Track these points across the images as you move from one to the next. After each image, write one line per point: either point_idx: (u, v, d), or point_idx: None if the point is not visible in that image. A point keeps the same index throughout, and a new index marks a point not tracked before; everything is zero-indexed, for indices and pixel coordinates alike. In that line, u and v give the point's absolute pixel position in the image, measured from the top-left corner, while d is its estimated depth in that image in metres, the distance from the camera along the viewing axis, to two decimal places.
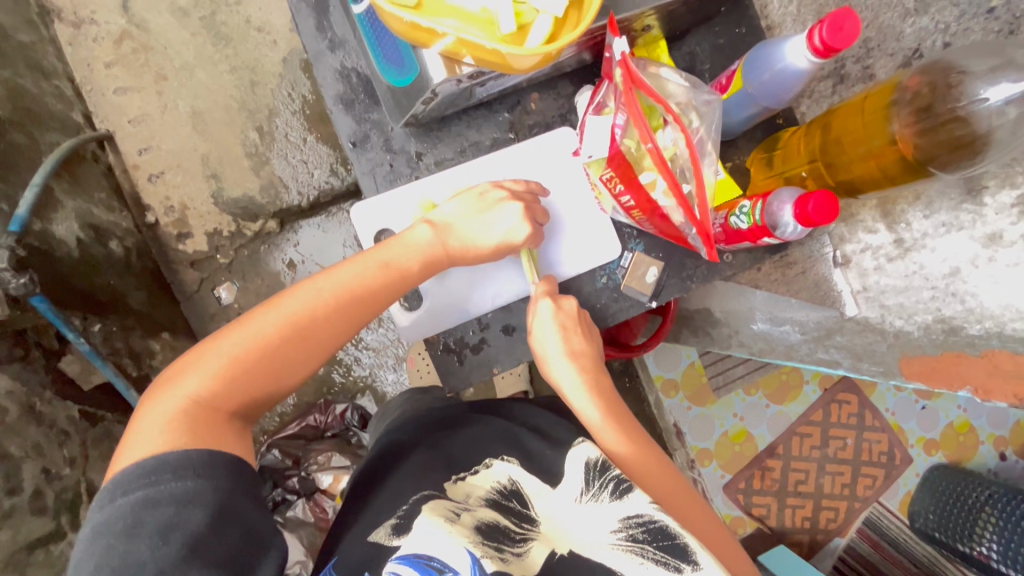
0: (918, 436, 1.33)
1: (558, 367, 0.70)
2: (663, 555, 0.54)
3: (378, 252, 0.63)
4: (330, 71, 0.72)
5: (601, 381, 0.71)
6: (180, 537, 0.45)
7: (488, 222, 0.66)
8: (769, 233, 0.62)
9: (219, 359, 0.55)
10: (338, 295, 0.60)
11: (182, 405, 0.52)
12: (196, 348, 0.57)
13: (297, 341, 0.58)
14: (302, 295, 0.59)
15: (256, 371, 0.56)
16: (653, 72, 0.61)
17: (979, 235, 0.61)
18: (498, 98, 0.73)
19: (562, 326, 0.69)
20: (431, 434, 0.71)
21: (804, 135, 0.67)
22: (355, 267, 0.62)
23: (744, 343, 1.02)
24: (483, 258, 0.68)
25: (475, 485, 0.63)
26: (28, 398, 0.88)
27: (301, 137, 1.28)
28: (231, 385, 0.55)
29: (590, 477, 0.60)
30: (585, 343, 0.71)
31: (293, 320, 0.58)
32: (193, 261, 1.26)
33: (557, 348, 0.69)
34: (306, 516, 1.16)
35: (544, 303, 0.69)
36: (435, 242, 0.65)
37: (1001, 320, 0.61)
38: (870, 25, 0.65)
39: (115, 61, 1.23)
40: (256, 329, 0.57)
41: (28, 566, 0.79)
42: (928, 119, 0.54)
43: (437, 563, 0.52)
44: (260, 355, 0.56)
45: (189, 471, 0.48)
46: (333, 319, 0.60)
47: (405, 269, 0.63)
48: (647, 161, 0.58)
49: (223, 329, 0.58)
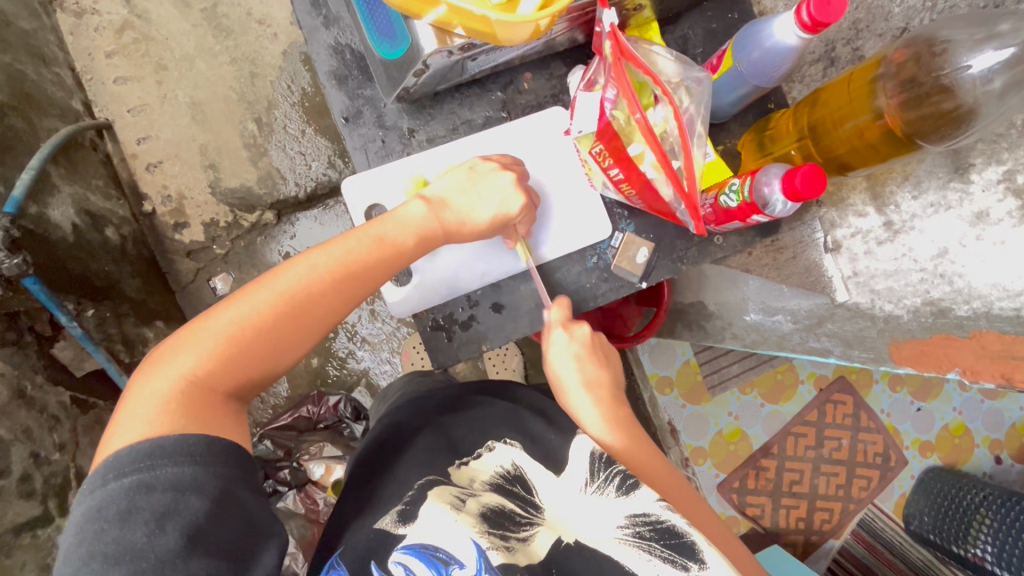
0: (914, 438, 1.32)
1: (576, 397, 0.69)
2: (671, 553, 0.53)
3: (374, 230, 0.62)
4: (323, 48, 0.72)
5: (624, 413, 0.69)
6: (176, 526, 0.45)
7: (482, 194, 0.66)
8: (758, 211, 0.63)
9: (213, 338, 0.54)
10: (333, 272, 0.59)
11: (176, 386, 0.51)
12: (188, 326, 0.56)
13: (294, 319, 0.57)
14: (295, 271, 0.58)
15: (251, 351, 0.55)
16: (645, 48, 0.62)
17: (966, 214, 0.62)
18: (491, 77, 0.73)
19: (577, 353, 0.70)
20: (433, 418, 0.71)
21: (793, 115, 0.68)
22: (349, 242, 0.61)
23: (738, 336, 1.00)
24: (477, 233, 0.67)
25: (480, 470, 0.62)
26: (19, 381, 0.87)
27: (300, 129, 1.28)
28: (227, 364, 0.54)
29: (596, 468, 0.59)
30: (603, 373, 0.71)
31: (287, 297, 0.57)
32: (189, 251, 1.26)
33: (574, 374, 0.70)
34: (297, 507, 1.15)
35: (559, 333, 0.71)
36: (430, 218, 0.64)
37: (988, 300, 0.62)
38: (859, 6, 0.66)
39: (115, 51, 1.24)
40: (250, 307, 0.56)
41: (15, 549, 0.78)
42: (913, 89, 0.55)
43: (443, 554, 0.53)
44: (254, 334, 0.55)
45: (187, 458, 0.47)
46: (328, 297, 0.59)
47: (399, 244, 0.63)
48: (636, 134, 0.58)
49: (215, 308, 0.57)
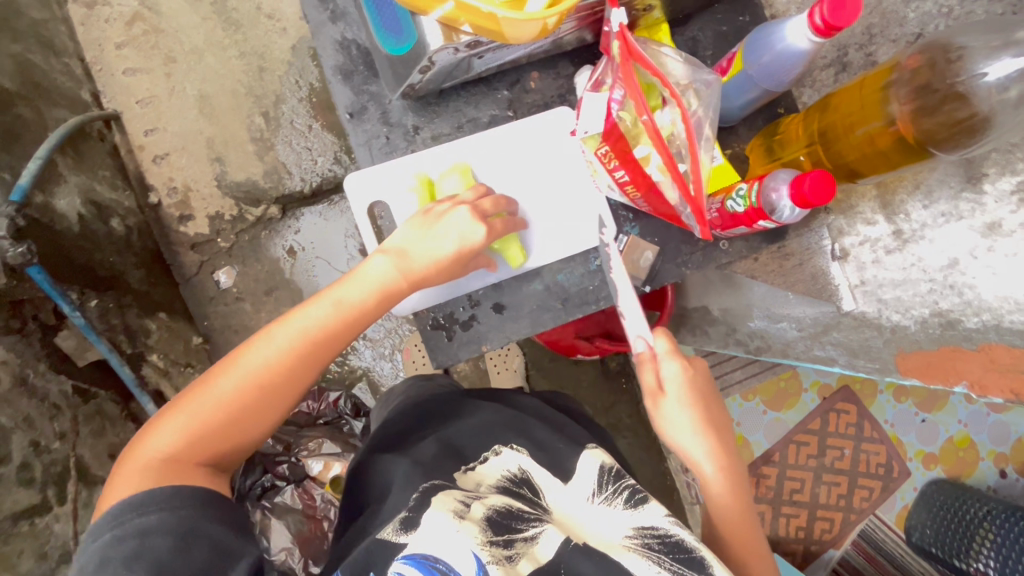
0: (917, 449, 1.31)
1: (684, 441, 0.64)
2: (680, 567, 0.52)
3: (339, 292, 0.60)
4: (330, 42, 0.72)
5: (730, 451, 0.66)
6: (143, 565, 0.46)
7: (438, 232, 0.63)
8: (765, 216, 0.62)
9: (187, 417, 0.54)
10: (295, 343, 0.57)
11: (148, 468, 0.51)
12: (166, 406, 0.56)
13: (264, 390, 0.56)
14: (257, 348, 0.57)
15: (222, 424, 0.55)
16: (653, 50, 0.61)
17: (978, 224, 0.61)
18: (498, 75, 0.73)
19: (686, 392, 0.64)
20: (432, 425, 0.71)
21: (802, 119, 0.68)
22: (310, 310, 0.59)
23: (740, 343, 0.96)
24: (442, 273, 0.64)
25: (486, 475, 0.62)
26: (21, 369, 0.88)
27: (307, 124, 1.28)
28: (202, 437, 0.54)
29: (604, 481, 0.61)
30: (711, 409, 0.66)
31: (251, 375, 0.56)
32: (193, 244, 1.26)
33: (683, 417, 0.64)
34: (294, 502, 1.14)
35: (671, 365, 0.64)
36: (391, 273, 0.61)
37: (998, 312, 0.62)
38: (873, 11, 0.65)
39: (125, 42, 1.24)
40: (215, 389, 0.55)
41: (13, 537, 0.78)
42: (928, 97, 0.54)
43: (442, 565, 0.51)
44: (221, 413, 0.55)
45: (153, 506, 0.48)
46: (292, 368, 0.57)
47: (362, 307, 0.60)
48: (643, 136, 0.58)
49: (187, 391, 0.57)
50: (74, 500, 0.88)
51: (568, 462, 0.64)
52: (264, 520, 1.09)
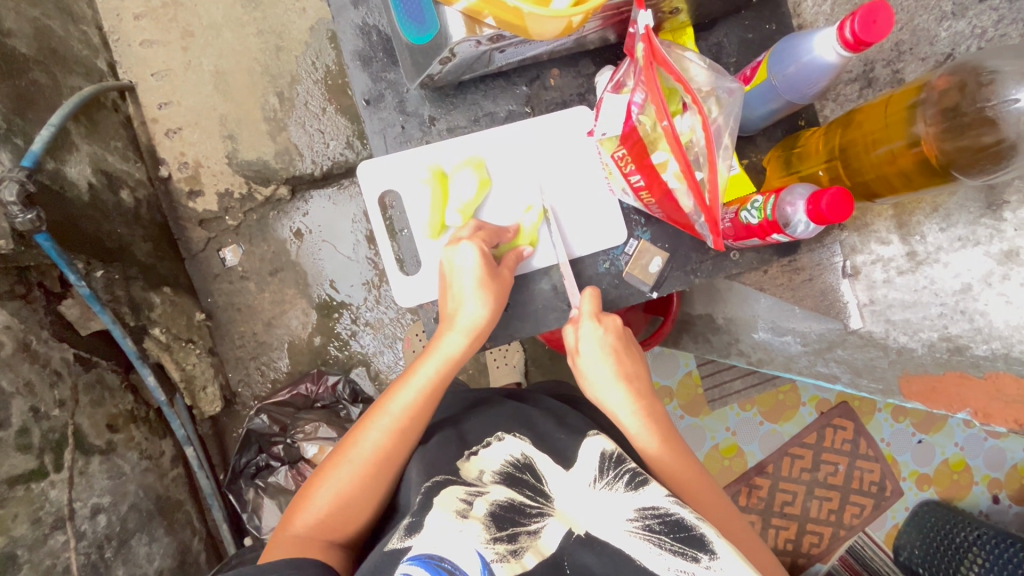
0: (912, 470, 1.30)
1: (610, 395, 0.67)
2: (680, 546, 0.51)
3: (416, 375, 0.65)
4: (351, 27, 0.71)
5: (654, 404, 0.68)
6: None
7: (462, 273, 0.65)
8: (779, 229, 0.61)
9: (316, 504, 0.60)
10: (397, 424, 0.63)
11: (285, 544, 0.58)
12: (300, 493, 0.63)
13: (375, 470, 0.62)
14: (370, 435, 0.62)
15: (343, 503, 0.60)
16: (677, 53, 0.60)
17: (995, 252, 0.59)
18: (518, 70, 0.72)
19: (608, 348, 0.67)
20: (450, 419, 0.72)
21: (824, 134, 0.67)
22: (405, 394, 0.64)
23: (743, 352, 0.98)
24: (494, 310, 0.65)
25: (487, 461, 0.63)
26: (24, 336, 0.88)
27: (321, 107, 1.27)
28: (327, 517, 0.60)
29: (605, 467, 0.60)
30: (634, 365, 0.68)
31: (365, 459, 0.62)
32: (201, 220, 1.26)
33: (606, 371, 0.67)
34: (288, 483, 1.18)
35: (589, 325, 0.67)
36: (449, 337, 0.65)
37: (1008, 342, 0.60)
38: (904, 27, 0.64)
39: (144, 13, 1.24)
40: (339, 477, 0.61)
41: (7, 500, 0.78)
42: (955, 119, 0.53)
43: (448, 564, 0.50)
44: (348, 493, 0.61)
45: None
46: (393, 447, 0.62)
47: (444, 380, 0.65)
48: (662, 142, 0.57)
49: (314, 478, 0.63)
50: (71, 467, 0.88)
51: (569, 452, 0.64)
52: (257, 498, 1.17)
